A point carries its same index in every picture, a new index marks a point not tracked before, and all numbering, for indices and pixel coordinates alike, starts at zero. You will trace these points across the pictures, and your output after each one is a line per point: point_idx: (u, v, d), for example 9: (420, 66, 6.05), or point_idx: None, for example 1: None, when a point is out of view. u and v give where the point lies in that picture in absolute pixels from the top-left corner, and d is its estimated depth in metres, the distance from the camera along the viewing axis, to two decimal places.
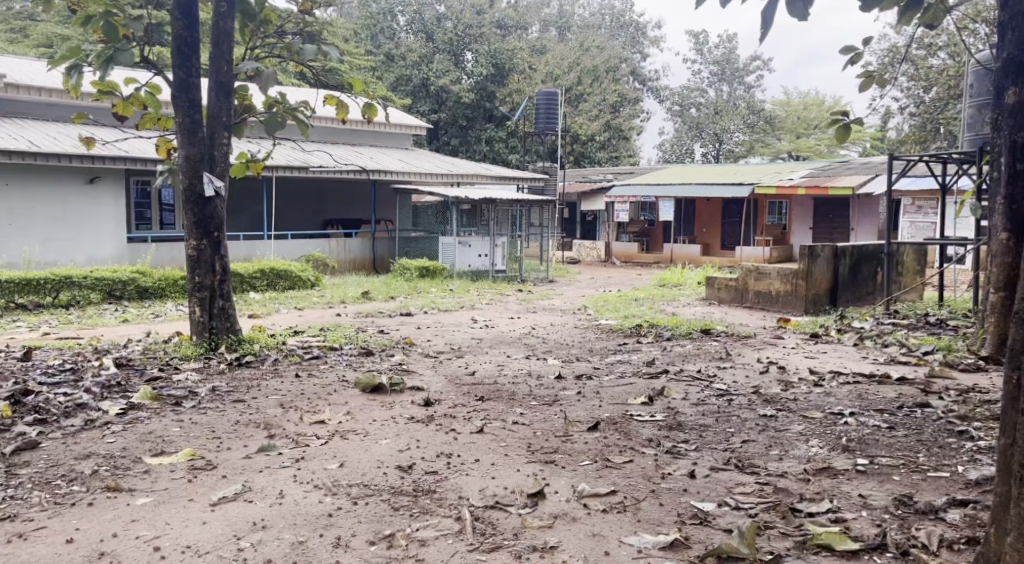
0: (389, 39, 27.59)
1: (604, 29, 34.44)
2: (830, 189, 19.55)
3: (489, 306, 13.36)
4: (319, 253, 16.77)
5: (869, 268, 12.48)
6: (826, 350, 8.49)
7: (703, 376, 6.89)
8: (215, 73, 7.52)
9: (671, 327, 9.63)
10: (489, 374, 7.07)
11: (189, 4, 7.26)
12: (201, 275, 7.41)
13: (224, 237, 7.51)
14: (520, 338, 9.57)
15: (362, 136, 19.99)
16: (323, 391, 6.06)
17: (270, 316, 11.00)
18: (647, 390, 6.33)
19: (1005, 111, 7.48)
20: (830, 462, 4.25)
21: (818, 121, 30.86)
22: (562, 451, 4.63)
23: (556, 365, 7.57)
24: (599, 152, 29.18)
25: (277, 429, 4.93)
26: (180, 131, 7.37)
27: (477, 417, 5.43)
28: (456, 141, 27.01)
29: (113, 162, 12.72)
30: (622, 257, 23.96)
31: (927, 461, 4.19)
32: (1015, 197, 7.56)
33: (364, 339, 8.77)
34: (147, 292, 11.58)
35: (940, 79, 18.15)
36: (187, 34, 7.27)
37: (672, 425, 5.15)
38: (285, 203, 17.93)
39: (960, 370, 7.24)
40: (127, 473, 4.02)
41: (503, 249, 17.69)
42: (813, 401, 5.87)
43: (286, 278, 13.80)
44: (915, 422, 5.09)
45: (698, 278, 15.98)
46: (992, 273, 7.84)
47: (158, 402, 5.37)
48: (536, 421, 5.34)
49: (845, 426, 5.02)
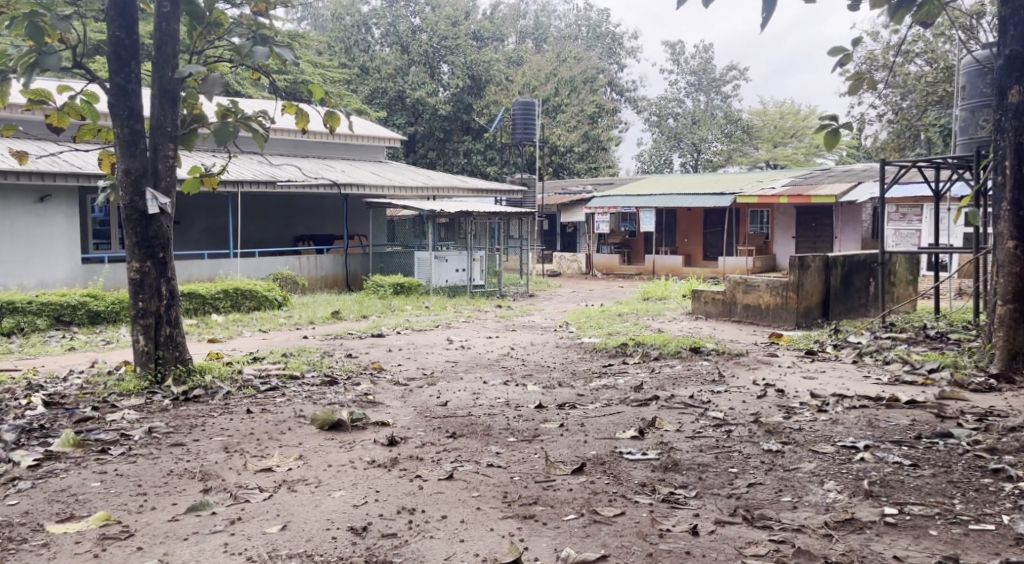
0: (364, 52, 27.06)
1: (581, 40, 34.12)
2: (812, 197, 19.10)
3: (467, 324, 12.73)
4: (289, 271, 16.02)
5: (862, 278, 11.95)
6: (825, 369, 7.92)
7: (696, 402, 6.30)
8: (159, 80, 6.86)
9: (658, 345, 9.07)
10: (462, 405, 6.44)
11: (127, 4, 6.59)
12: (145, 300, 6.70)
13: (171, 258, 6.81)
14: (497, 360, 8.94)
15: (332, 149, 19.35)
16: (276, 430, 5.42)
17: (232, 340, 10.31)
18: (636, 420, 5.73)
19: (1009, 112, 7.02)
20: (852, 512, 3.68)
21: (794, 131, 30.48)
22: (543, 501, 4.03)
23: (536, 392, 6.96)
24: (577, 164, 28.77)
25: (215, 480, 4.26)
26: (119, 144, 6.68)
27: (447, 458, 4.81)
28: (433, 154, 26.33)
29: (65, 179, 12.02)
30: (603, 269, 23.46)
31: (966, 510, 3.63)
32: (1022, 204, 7.00)
33: (329, 365, 8.12)
34: (99, 316, 10.85)
35: (917, 86, 17.77)
36: (126, 37, 6.59)
37: (668, 465, 4.57)
38: (253, 219, 17.24)
39: (971, 391, 6.70)
40: (21, 548, 3.39)
41: (481, 263, 17.12)
42: (821, 431, 5.30)
43: (251, 298, 13.11)
44: (940, 457, 4.54)
45: (683, 290, 15.44)
46: (999, 285, 7.22)
47: (82, 449, 4.69)
48: (513, 462, 4.72)
49: (863, 464, 4.45)
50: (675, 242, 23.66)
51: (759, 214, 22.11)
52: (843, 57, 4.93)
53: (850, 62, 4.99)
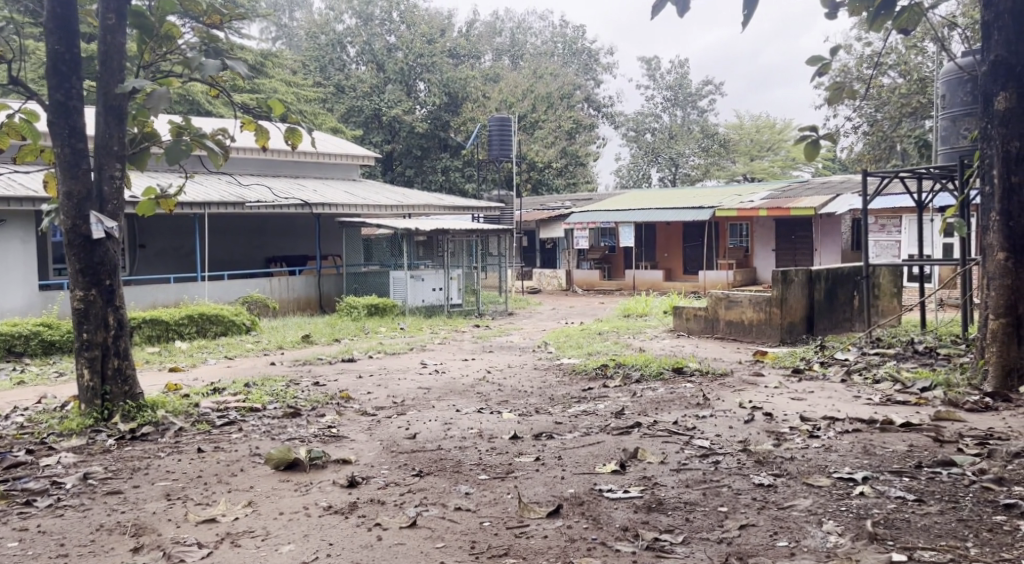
0: (339, 71, 26.76)
1: (557, 56, 33.92)
2: (791, 210, 18.87)
3: (442, 346, 12.28)
4: (259, 294, 15.52)
5: (845, 292, 11.64)
6: (813, 390, 7.55)
7: (681, 430, 5.93)
8: (104, 97, 6.43)
9: (640, 366, 8.71)
10: (432, 437, 6.02)
11: (68, 16, 6.20)
12: (89, 331, 6.23)
13: (118, 285, 6.36)
14: (472, 386, 8.50)
15: (304, 168, 18.95)
16: (226, 471, 4.99)
17: (195, 369, 9.86)
18: (616, 451, 5.36)
19: (995, 119, 6.73)
20: (857, 561, 3.35)
21: (770, 144, 30.50)
22: (515, 552, 3.64)
23: (512, 421, 6.53)
24: (556, 179, 28.12)
25: (150, 536, 3.83)
26: (59, 164, 6.22)
27: (411, 502, 4.39)
28: (411, 172, 26.01)
29: (18, 203, 11.53)
30: (583, 285, 23.08)
31: (982, 557, 3.33)
32: (1012, 213, 6.71)
33: (293, 395, 7.65)
34: (53, 346, 10.36)
35: (892, 98, 17.62)
36: (65, 51, 6.18)
37: (651, 505, 4.19)
38: (221, 240, 16.76)
39: (967, 411, 6.37)
40: None
41: (458, 282, 16.72)
42: (815, 461, 4.94)
43: (217, 324, 12.61)
44: (945, 489, 4.21)
45: (664, 306, 15.10)
46: (991, 299, 6.91)
47: (4, 502, 4.28)
48: (484, 505, 4.32)
49: (863, 499, 4.10)
50: (656, 257, 23.37)
51: (738, 227, 21.89)
52: (821, 66, 4.76)
53: (829, 72, 4.83)
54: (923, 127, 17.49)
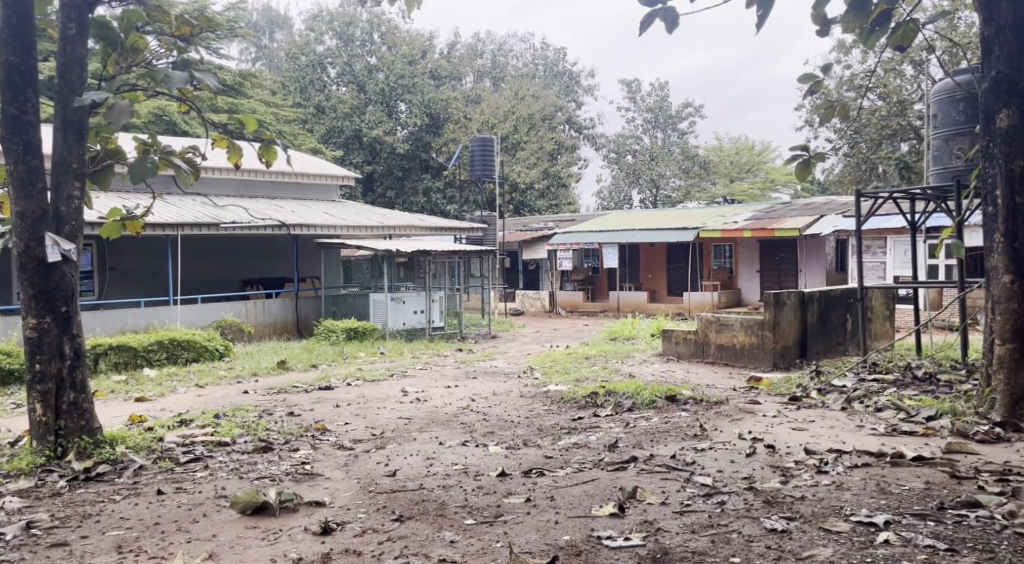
0: (319, 92, 26.24)
1: (539, 79, 33.82)
2: (776, 231, 18.62)
3: (423, 371, 11.82)
4: (233, 318, 15.00)
5: (838, 315, 11.33)
6: (813, 419, 7.18)
7: (680, 465, 5.54)
8: (63, 111, 5.98)
9: (631, 394, 8.30)
10: (414, 474, 5.59)
11: (23, 25, 5.78)
12: (42, 361, 5.76)
13: (76, 312, 5.91)
14: (455, 416, 8.05)
15: (281, 189, 18.51)
16: (187, 517, 4.55)
17: (163, 398, 9.36)
18: (613, 490, 4.96)
19: (997, 138, 6.38)
20: None
21: (750, 165, 30.12)
22: None
23: (498, 456, 6.11)
24: (538, 201, 27.94)
25: None
26: (12, 183, 5.78)
27: (391, 553, 3.97)
28: (392, 193, 25.60)
29: None
30: (566, 306, 22.90)
31: None
32: (1017, 235, 6.35)
33: (265, 427, 7.19)
34: (10, 375, 9.86)
35: (872, 119, 17.37)
36: (20, 62, 5.76)
37: (655, 555, 3.81)
38: (194, 261, 16.26)
39: (978, 442, 6.03)
40: None
41: (440, 304, 16.25)
42: (828, 500, 4.58)
43: (188, 349, 12.10)
44: (976, 535, 3.87)
45: (651, 329, 14.72)
46: (996, 325, 6.57)
47: None
48: (471, 555, 3.91)
49: (889, 548, 3.74)
50: (640, 278, 23.11)
51: (723, 248, 21.63)
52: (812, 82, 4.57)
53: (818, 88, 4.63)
54: (902, 148, 17.32)
